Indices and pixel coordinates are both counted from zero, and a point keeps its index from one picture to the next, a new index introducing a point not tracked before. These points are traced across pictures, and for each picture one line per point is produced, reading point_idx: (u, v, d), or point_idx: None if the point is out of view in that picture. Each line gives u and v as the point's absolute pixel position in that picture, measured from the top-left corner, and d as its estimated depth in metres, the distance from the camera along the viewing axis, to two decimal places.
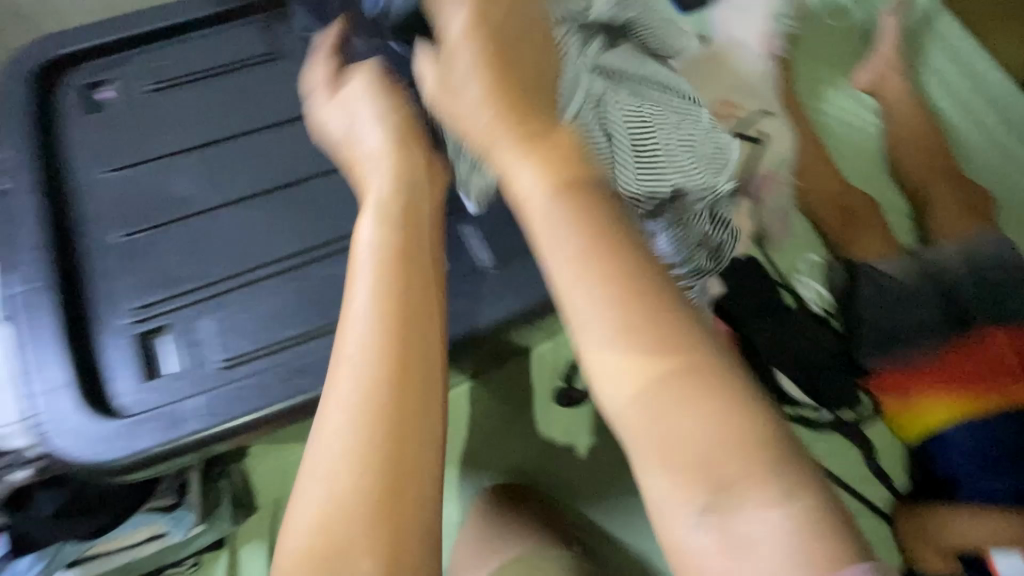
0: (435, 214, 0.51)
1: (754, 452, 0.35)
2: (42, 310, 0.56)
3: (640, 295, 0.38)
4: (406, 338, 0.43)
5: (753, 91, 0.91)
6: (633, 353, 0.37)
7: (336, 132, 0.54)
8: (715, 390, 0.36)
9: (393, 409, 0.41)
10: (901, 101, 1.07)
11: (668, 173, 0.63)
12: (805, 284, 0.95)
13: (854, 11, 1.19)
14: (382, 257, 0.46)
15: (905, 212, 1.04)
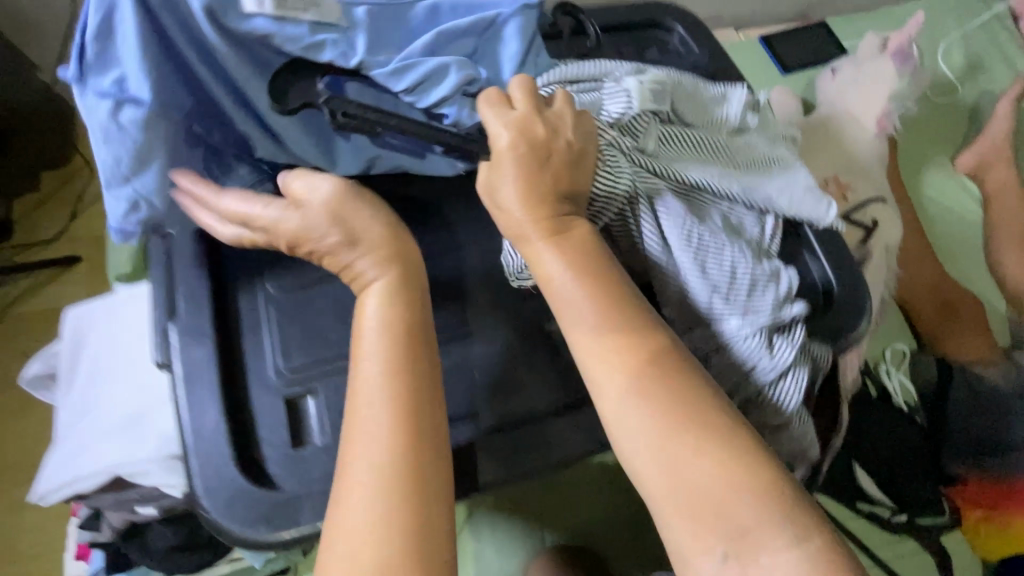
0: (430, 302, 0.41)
1: (750, 493, 0.38)
2: (196, 338, 0.41)
3: (652, 361, 0.41)
4: (418, 388, 0.37)
5: (864, 168, 0.87)
6: (647, 408, 0.40)
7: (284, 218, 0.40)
8: (716, 437, 0.39)
9: (422, 462, 0.36)
10: (1008, 192, 1.02)
11: (734, 293, 0.48)
12: (891, 376, 0.85)
13: (962, 92, 1.15)
14: (385, 303, 0.39)
15: (1003, 316, 0.97)
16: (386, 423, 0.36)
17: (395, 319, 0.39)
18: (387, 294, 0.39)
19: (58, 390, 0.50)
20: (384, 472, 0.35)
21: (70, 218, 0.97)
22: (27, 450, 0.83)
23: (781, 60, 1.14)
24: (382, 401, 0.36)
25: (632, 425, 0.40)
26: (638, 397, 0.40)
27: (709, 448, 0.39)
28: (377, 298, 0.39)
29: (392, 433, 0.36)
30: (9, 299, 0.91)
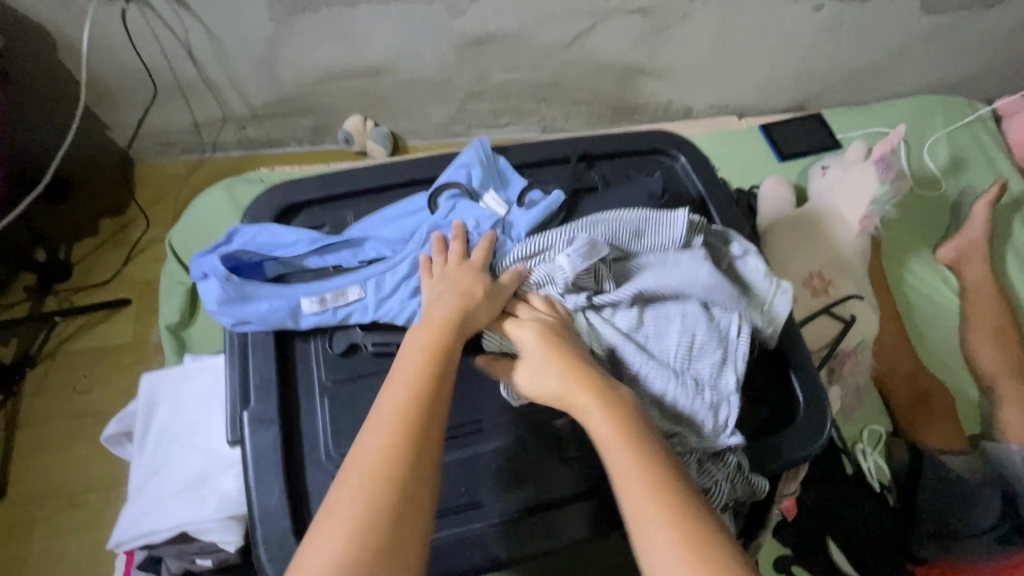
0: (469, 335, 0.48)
1: (680, 513, 0.39)
2: (265, 423, 0.50)
3: (607, 395, 0.45)
4: (435, 400, 0.43)
5: (849, 264, 0.95)
6: (605, 436, 0.43)
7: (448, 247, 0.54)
8: (664, 464, 0.42)
9: (413, 466, 0.39)
10: (983, 287, 1.05)
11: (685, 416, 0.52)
12: (866, 455, 0.92)
13: (944, 188, 1.18)
14: (428, 329, 0.47)
15: (974, 402, 1.00)
16: (398, 418, 0.41)
17: (436, 345, 0.46)
18: (435, 323, 0.47)
19: (133, 449, 0.59)
20: (376, 463, 0.39)
21: (123, 263, 1.07)
22: (71, 477, 0.91)
23: (779, 147, 1.19)
24: (405, 401, 0.42)
25: (609, 459, 0.42)
26: (628, 433, 0.43)
27: (651, 465, 0.41)
28: (425, 326, 0.47)
29: (402, 433, 0.40)
30: (64, 335, 1.00)
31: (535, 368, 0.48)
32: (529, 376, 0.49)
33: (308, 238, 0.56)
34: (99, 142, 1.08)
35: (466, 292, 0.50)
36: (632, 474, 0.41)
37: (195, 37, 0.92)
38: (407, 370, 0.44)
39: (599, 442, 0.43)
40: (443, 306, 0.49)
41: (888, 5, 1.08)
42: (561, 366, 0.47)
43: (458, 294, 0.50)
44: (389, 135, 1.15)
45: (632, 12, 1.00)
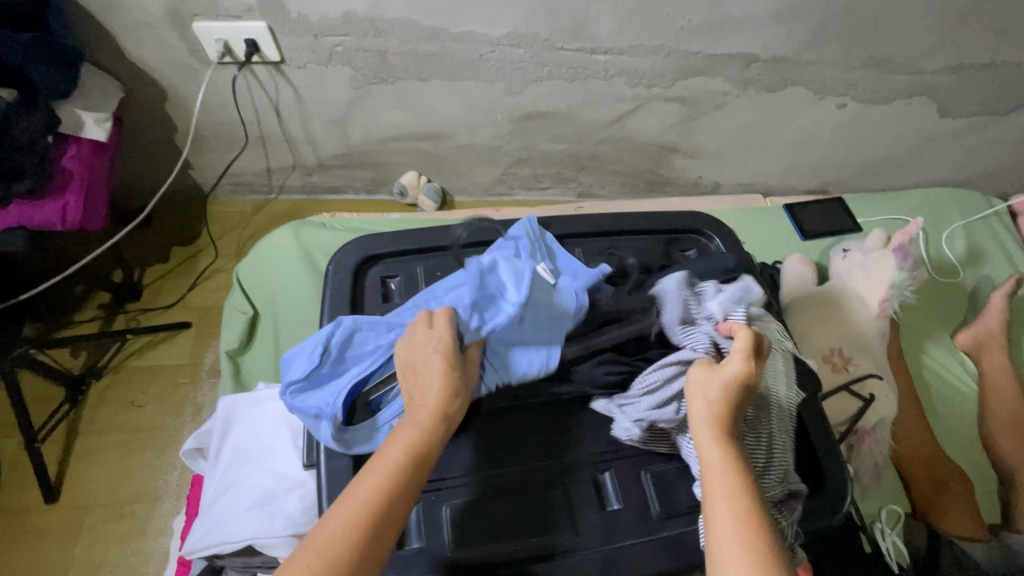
0: (438, 406, 0.51)
1: (736, 521, 0.47)
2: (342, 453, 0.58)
3: (725, 420, 0.51)
4: (399, 498, 0.48)
5: (867, 344, 1.00)
6: (712, 449, 0.51)
7: (427, 351, 0.53)
8: (741, 483, 0.49)
9: (384, 509, 0.47)
10: (1004, 377, 1.07)
11: (773, 475, 0.60)
12: (885, 534, 0.90)
13: (963, 275, 1.22)
14: (414, 431, 0.50)
15: (993, 491, 1.01)
16: (362, 512, 0.46)
17: (415, 451, 0.49)
18: (419, 426, 0.50)
19: (211, 461, 0.66)
20: (327, 545, 0.45)
21: (188, 289, 1.16)
22: (119, 486, 0.97)
23: (801, 226, 1.22)
24: (372, 497, 0.47)
25: (716, 487, 0.49)
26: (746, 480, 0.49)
27: (736, 484, 0.48)
28: (410, 426, 0.50)
29: (358, 528, 0.46)
30: (129, 351, 1.08)
31: (713, 389, 0.52)
32: (706, 383, 0.53)
33: (385, 342, 0.58)
34: (183, 181, 1.20)
35: (444, 387, 0.51)
36: (730, 508, 0.47)
37: (285, 98, 1.04)
38: (383, 468, 0.48)
39: (715, 471, 0.49)
40: (427, 407, 0.51)
41: (909, 107, 1.17)
42: (722, 403, 0.52)
43: (439, 393, 0.51)
44: (439, 190, 1.26)
45: (671, 100, 1.11)
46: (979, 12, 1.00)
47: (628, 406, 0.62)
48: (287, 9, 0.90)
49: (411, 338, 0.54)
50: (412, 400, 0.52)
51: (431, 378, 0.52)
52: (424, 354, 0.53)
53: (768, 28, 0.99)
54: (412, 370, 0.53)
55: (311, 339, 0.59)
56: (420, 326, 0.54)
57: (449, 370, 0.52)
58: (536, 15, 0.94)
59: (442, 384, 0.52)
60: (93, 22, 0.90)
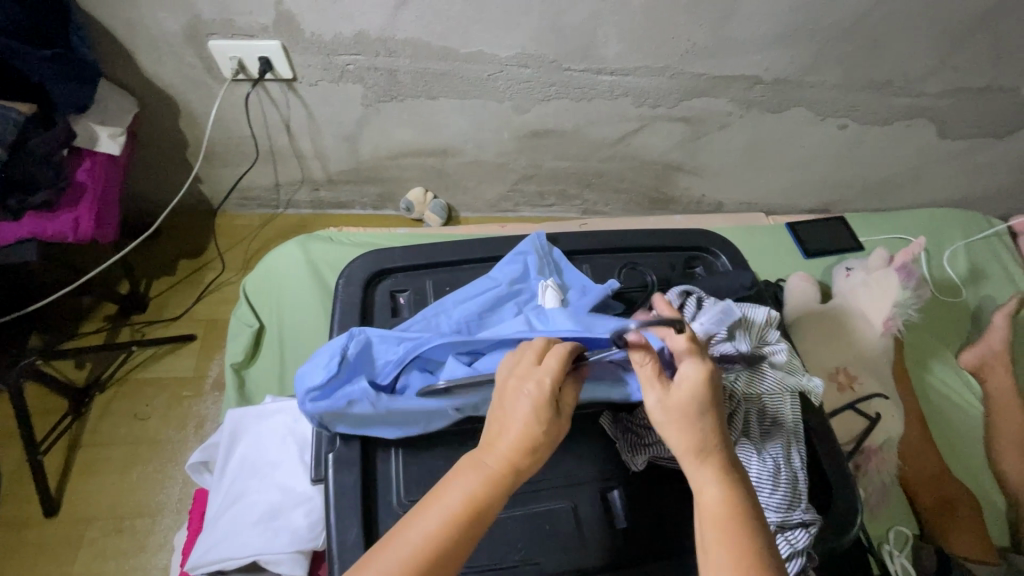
0: (507, 452, 0.47)
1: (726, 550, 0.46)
2: (350, 470, 0.58)
3: (696, 442, 0.49)
4: (456, 552, 0.44)
5: (872, 364, 1.00)
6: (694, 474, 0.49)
7: (534, 392, 0.48)
8: (722, 510, 0.48)
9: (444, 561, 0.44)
10: (1008, 396, 1.07)
11: (783, 493, 0.59)
12: (892, 556, 0.88)
13: (966, 294, 1.22)
14: (476, 480, 0.46)
15: (1001, 513, 1.00)
16: (410, 564, 0.43)
17: (476, 503, 0.45)
18: (486, 474, 0.46)
19: (215, 475, 0.65)
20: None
21: (194, 301, 1.16)
22: (119, 500, 0.96)
23: (804, 245, 1.23)
24: (422, 548, 0.44)
25: (706, 526, 0.48)
26: (739, 516, 0.47)
27: (719, 512, 0.48)
28: (473, 474, 0.46)
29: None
30: (133, 363, 1.08)
31: (667, 420, 0.50)
32: (658, 401, 0.51)
33: (399, 356, 0.58)
34: (192, 195, 1.21)
35: (523, 435, 0.47)
36: (726, 556, 0.46)
37: (296, 114, 1.06)
38: (440, 515, 0.45)
39: (707, 510, 0.48)
40: (496, 453, 0.47)
41: (909, 129, 1.19)
42: (682, 423, 0.50)
43: (516, 443, 0.47)
44: (445, 206, 1.27)
45: (675, 120, 1.13)
46: (978, 37, 1.02)
47: (626, 436, 0.63)
48: (302, 28, 0.92)
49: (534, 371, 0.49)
50: (486, 442, 0.48)
51: (512, 420, 0.47)
52: (532, 389, 0.48)
53: (771, 51, 1.02)
54: (499, 407, 0.49)
55: (326, 349, 0.58)
56: (526, 360, 0.50)
57: (536, 416, 0.47)
58: (543, 35, 0.96)
59: (523, 430, 0.47)
60: (112, 41, 0.92)
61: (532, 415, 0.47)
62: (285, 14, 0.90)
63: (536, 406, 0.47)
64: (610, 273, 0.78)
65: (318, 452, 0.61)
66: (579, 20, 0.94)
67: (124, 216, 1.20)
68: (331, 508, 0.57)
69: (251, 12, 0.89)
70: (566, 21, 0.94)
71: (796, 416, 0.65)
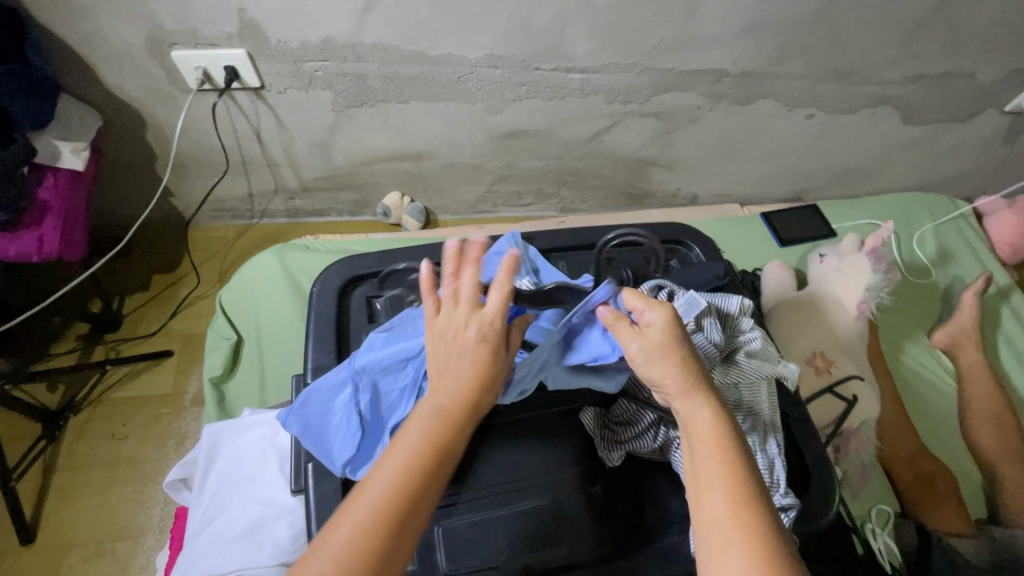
0: (458, 392, 0.49)
1: (724, 470, 0.47)
2: (331, 479, 0.58)
3: (690, 372, 0.51)
4: (421, 492, 0.46)
5: (847, 347, 1.02)
6: (686, 403, 0.50)
7: (476, 335, 0.50)
8: (717, 435, 0.49)
9: (411, 500, 0.46)
10: (980, 373, 1.10)
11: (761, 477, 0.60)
12: (876, 534, 0.91)
13: (935, 275, 1.26)
14: (433, 423, 0.48)
15: (976, 486, 1.03)
16: (377, 507, 0.45)
17: (434, 443, 0.48)
18: (440, 417, 0.49)
19: (194, 490, 0.64)
20: (350, 542, 0.43)
21: (169, 317, 1.14)
22: (99, 524, 0.94)
23: (779, 234, 1.25)
24: (385, 496, 0.45)
25: (696, 455, 0.49)
26: (728, 443, 0.48)
27: (715, 438, 0.48)
28: (429, 415, 0.49)
29: (377, 526, 0.44)
30: (108, 383, 1.06)
31: (647, 357, 0.51)
32: (644, 345, 0.52)
33: (410, 380, 0.57)
34: (163, 208, 1.19)
35: (478, 376, 0.50)
36: (721, 484, 0.47)
37: (266, 123, 1.05)
38: (401, 459, 0.47)
39: (697, 437, 0.49)
40: (449, 394, 0.49)
41: (873, 116, 1.21)
42: (672, 359, 0.51)
43: (465, 381, 0.49)
44: (423, 210, 1.27)
45: (647, 116, 1.14)
46: (934, 26, 1.05)
47: (602, 433, 0.63)
48: (267, 36, 0.91)
49: (474, 320, 0.50)
50: (437, 384, 0.50)
51: (461, 363, 0.50)
52: (478, 335, 0.50)
53: (737, 44, 1.03)
54: (443, 352, 0.51)
55: (334, 420, 0.57)
56: (464, 305, 0.51)
57: (487, 355, 0.50)
58: (513, 37, 0.96)
59: (472, 369, 0.50)
60: (72, 54, 0.90)
61: (480, 355, 0.50)
62: (250, 22, 0.89)
63: (485, 347, 0.50)
64: (586, 269, 0.78)
65: (297, 463, 0.60)
66: (547, 20, 0.94)
67: (92, 233, 1.17)
68: (313, 519, 0.57)
69: (215, 21, 0.88)
70: (534, 21, 0.94)
71: (767, 405, 0.66)
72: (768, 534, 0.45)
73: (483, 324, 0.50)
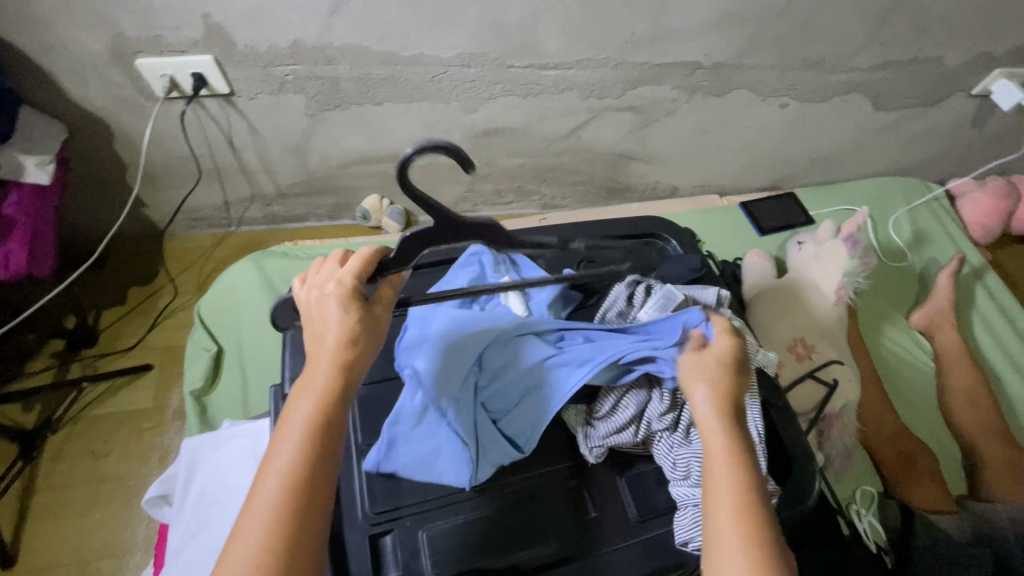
0: (324, 360, 0.48)
1: (737, 485, 0.47)
2: None
3: (723, 393, 0.53)
4: (316, 473, 0.45)
5: (827, 332, 1.04)
6: (711, 420, 0.51)
7: (329, 301, 0.49)
8: (734, 452, 0.49)
9: (306, 485, 0.45)
10: (956, 352, 1.12)
11: None
12: (860, 515, 0.93)
13: (911, 258, 1.28)
14: (313, 400, 0.47)
15: (955, 463, 1.05)
16: (280, 499, 0.44)
17: (320, 420, 0.47)
18: (319, 393, 0.47)
19: (173, 506, 0.64)
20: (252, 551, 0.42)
21: (147, 330, 1.12)
22: (83, 543, 0.93)
23: (758, 223, 1.26)
24: (284, 486, 0.44)
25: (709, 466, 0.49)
26: (744, 462, 0.49)
27: (729, 456, 0.49)
28: (311, 394, 0.47)
29: (279, 518, 0.43)
30: (87, 399, 1.04)
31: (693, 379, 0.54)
32: (698, 361, 0.55)
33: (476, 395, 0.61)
34: (136, 219, 1.17)
35: (342, 334, 0.49)
36: (730, 499, 0.46)
37: (238, 129, 1.03)
38: (291, 442, 0.46)
39: (713, 450, 0.50)
40: (321, 368, 0.48)
41: (845, 103, 1.23)
42: (715, 378, 0.53)
43: (329, 346, 0.48)
44: (403, 212, 1.26)
45: (622, 110, 1.15)
46: (900, 13, 1.06)
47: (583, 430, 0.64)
48: (234, 41, 0.89)
49: (326, 284, 0.50)
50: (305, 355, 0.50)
51: (322, 329, 0.49)
52: (326, 297, 0.50)
53: (708, 37, 1.04)
54: (309, 322, 0.50)
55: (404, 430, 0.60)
56: (328, 266, 0.52)
57: (342, 315, 0.49)
58: (484, 34, 0.96)
59: (336, 333, 0.49)
60: (32, 66, 0.88)
61: (328, 316, 0.49)
62: (215, 27, 0.87)
63: (339, 308, 0.49)
64: (565, 266, 0.78)
65: None
66: (519, 17, 0.94)
67: (64, 248, 1.14)
68: None
69: (178, 27, 0.86)
70: (505, 18, 0.94)
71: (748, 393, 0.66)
72: (772, 550, 0.44)
73: (330, 286, 0.50)
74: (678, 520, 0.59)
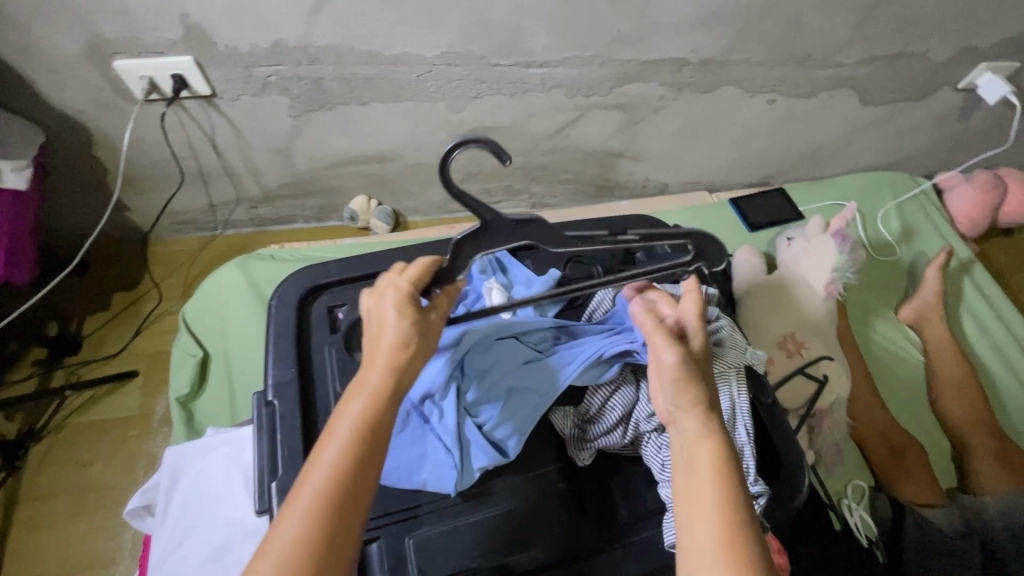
0: (384, 364, 0.49)
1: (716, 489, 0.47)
2: None
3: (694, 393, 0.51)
4: (363, 476, 0.46)
5: (817, 328, 1.04)
6: (687, 422, 0.51)
7: (388, 307, 0.51)
8: (709, 455, 0.49)
9: (352, 487, 0.45)
10: (945, 346, 1.12)
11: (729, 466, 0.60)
12: (852, 509, 0.93)
13: (900, 252, 1.28)
14: (362, 401, 0.48)
15: (945, 456, 1.06)
16: (319, 502, 0.44)
17: (368, 422, 0.47)
18: (370, 394, 0.48)
19: (156, 517, 0.63)
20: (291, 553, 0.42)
21: (132, 336, 1.10)
22: (69, 553, 0.91)
23: (747, 219, 1.26)
24: (324, 489, 0.44)
25: (688, 470, 0.48)
26: (721, 465, 0.48)
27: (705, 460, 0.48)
28: (362, 396, 0.48)
29: (319, 520, 0.43)
30: (72, 408, 1.02)
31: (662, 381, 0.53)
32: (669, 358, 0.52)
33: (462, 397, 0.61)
34: (120, 223, 1.15)
35: (398, 339, 0.49)
36: (712, 504, 0.46)
37: (221, 130, 1.02)
38: (340, 444, 0.46)
39: (692, 453, 0.49)
40: (376, 370, 0.49)
41: (833, 99, 1.23)
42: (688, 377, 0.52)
43: (387, 350, 0.49)
44: (391, 212, 1.25)
45: (610, 108, 1.14)
46: (885, 8, 1.06)
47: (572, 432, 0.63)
48: (215, 42, 0.88)
49: (386, 293, 0.52)
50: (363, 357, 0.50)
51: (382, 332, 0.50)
52: (385, 304, 0.51)
53: (695, 33, 1.03)
54: (370, 320, 0.51)
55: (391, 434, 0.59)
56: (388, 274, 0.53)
57: (401, 320, 0.50)
58: (469, 32, 0.95)
59: (394, 337, 0.50)
60: (7, 69, 0.86)
61: (386, 322, 0.50)
62: (195, 28, 0.86)
63: (396, 314, 0.50)
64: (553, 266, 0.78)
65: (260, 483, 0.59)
66: (504, 15, 0.93)
67: (45, 254, 1.13)
68: None
69: (157, 28, 0.85)
70: (491, 16, 0.93)
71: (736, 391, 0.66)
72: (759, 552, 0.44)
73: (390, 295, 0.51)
74: (666, 522, 0.58)
